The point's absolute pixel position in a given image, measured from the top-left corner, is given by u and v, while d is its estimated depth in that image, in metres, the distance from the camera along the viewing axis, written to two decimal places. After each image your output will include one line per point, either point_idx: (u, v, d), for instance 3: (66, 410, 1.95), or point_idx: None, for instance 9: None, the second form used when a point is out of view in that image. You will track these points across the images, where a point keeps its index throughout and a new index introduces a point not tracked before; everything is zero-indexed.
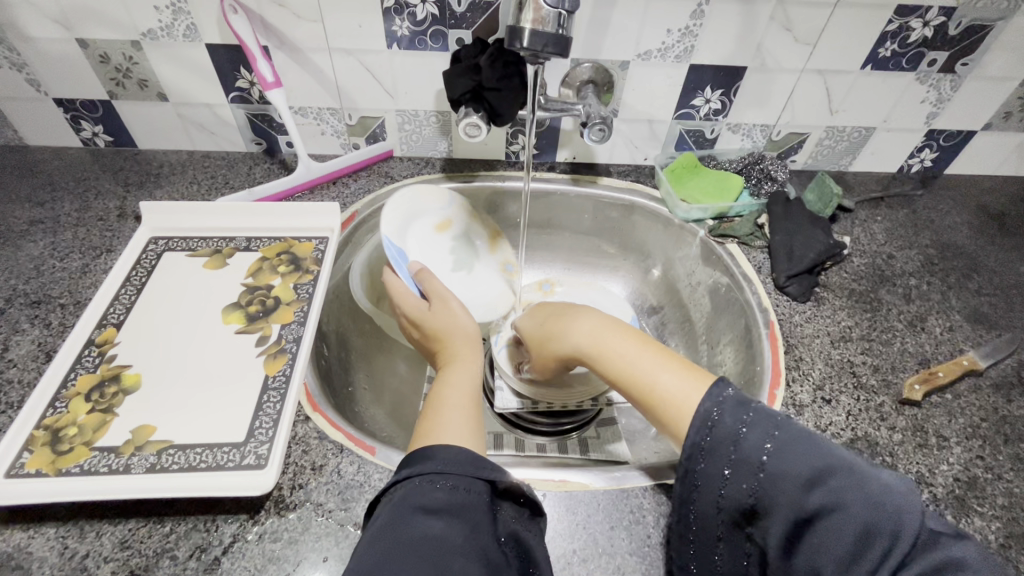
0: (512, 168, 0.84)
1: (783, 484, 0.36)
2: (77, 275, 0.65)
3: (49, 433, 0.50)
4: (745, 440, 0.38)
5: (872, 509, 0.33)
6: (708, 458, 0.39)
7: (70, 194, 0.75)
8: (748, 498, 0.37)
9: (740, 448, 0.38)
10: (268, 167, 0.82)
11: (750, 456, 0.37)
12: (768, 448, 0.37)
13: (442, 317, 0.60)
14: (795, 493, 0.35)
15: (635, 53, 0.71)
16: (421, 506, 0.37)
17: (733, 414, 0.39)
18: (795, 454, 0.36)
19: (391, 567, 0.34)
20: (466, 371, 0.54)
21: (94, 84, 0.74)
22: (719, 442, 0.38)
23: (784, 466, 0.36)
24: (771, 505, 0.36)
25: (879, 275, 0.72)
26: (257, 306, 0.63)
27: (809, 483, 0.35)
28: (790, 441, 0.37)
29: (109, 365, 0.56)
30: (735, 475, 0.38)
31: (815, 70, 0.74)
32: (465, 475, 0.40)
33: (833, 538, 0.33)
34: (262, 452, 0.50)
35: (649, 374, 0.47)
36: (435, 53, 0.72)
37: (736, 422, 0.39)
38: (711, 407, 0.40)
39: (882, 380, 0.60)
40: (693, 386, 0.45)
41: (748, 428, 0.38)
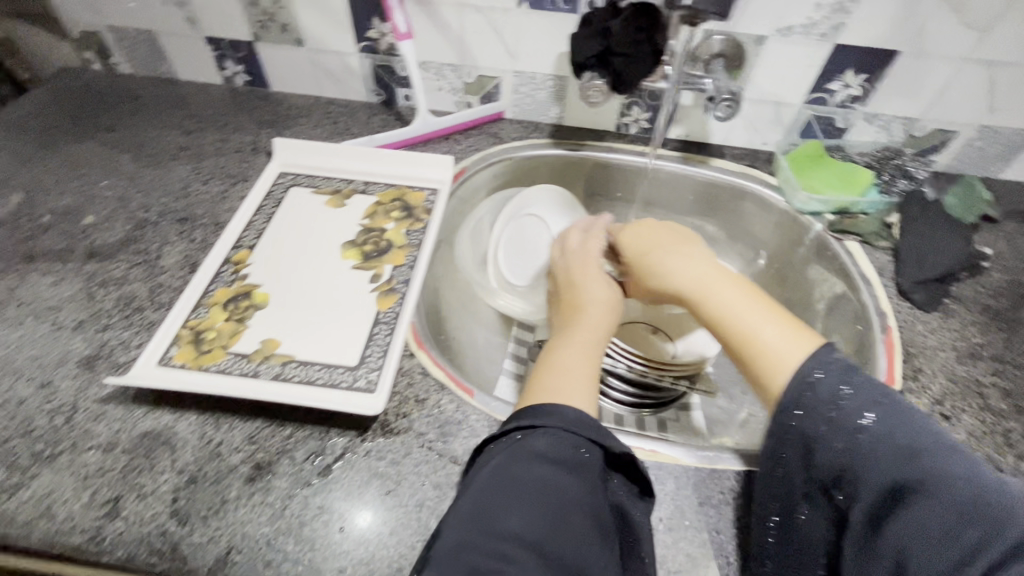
0: (622, 140, 0.83)
1: (877, 450, 0.35)
2: (217, 200, 0.71)
3: (193, 333, 0.56)
4: (843, 405, 0.38)
5: (971, 489, 0.32)
6: (807, 415, 0.39)
7: (212, 127, 0.82)
8: (839, 459, 0.37)
9: (840, 410, 0.38)
10: (386, 118, 0.86)
11: (848, 417, 0.37)
12: (870, 415, 0.37)
13: (595, 282, 0.60)
14: (889, 462, 0.35)
15: (775, 27, 0.67)
16: (541, 456, 0.41)
17: (830, 383, 0.39)
18: (897, 427, 0.36)
19: (513, 506, 0.37)
20: (595, 340, 0.54)
21: (242, 25, 0.80)
22: (817, 398, 0.39)
23: (882, 435, 0.36)
24: (862, 473, 0.35)
25: (1021, 294, 0.65)
26: (372, 246, 0.66)
27: (905, 454, 0.34)
28: (893, 417, 0.36)
29: (243, 282, 0.62)
30: (826, 434, 0.38)
31: (980, 60, 0.66)
32: (581, 436, 0.43)
33: (925, 509, 0.32)
34: (372, 378, 0.54)
35: (750, 328, 0.46)
36: (564, 15, 0.71)
37: (837, 384, 0.39)
38: (813, 366, 0.40)
39: (1014, 406, 0.55)
40: (794, 345, 0.43)
41: (851, 392, 0.38)
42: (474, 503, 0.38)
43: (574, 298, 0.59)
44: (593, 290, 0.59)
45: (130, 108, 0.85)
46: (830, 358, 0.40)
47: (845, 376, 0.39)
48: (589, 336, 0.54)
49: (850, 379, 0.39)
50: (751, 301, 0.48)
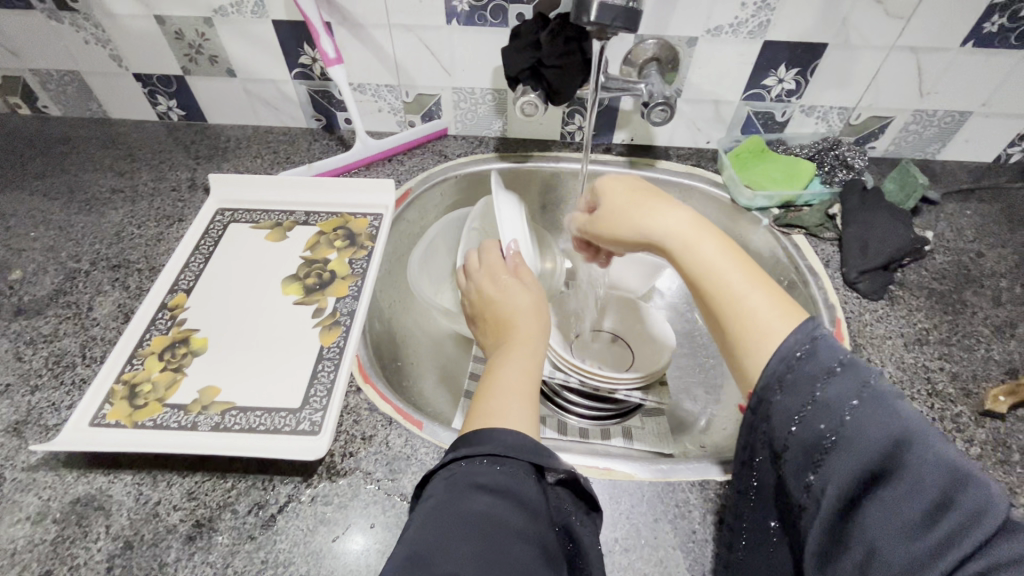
0: (567, 149, 0.82)
1: (859, 441, 0.31)
2: (153, 242, 0.69)
3: (127, 388, 0.54)
4: (825, 391, 0.33)
5: (961, 492, 0.28)
6: (780, 405, 0.35)
7: (147, 166, 0.80)
8: (815, 449, 0.33)
9: (821, 399, 0.33)
10: (327, 143, 0.84)
11: (829, 410, 0.32)
12: (853, 406, 0.32)
13: (521, 294, 0.58)
14: (870, 463, 0.30)
15: (704, 28, 0.67)
16: (482, 485, 0.38)
17: (808, 376, 0.34)
18: (881, 414, 0.31)
19: (454, 543, 0.34)
20: (533, 352, 0.53)
21: (169, 60, 0.78)
22: (795, 393, 0.34)
23: (862, 430, 0.31)
24: (835, 464, 0.32)
25: (964, 274, 0.66)
26: (315, 279, 0.65)
27: (887, 447, 0.30)
28: (877, 405, 0.31)
29: (179, 328, 0.59)
30: (801, 429, 0.34)
31: (906, 47, 0.67)
32: (518, 460, 0.40)
33: (899, 507, 0.29)
34: (316, 420, 0.52)
35: (733, 297, 0.42)
36: (495, 29, 0.70)
37: (814, 375, 0.34)
38: (794, 346, 0.36)
39: (961, 389, 0.55)
40: (781, 315, 0.39)
41: (827, 386, 0.33)
42: (412, 545, 0.35)
43: (502, 314, 0.57)
44: (520, 302, 0.57)
45: (60, 152, 0.82)
46: (810, 330, 0.36)
47: (828, 363, 0.34)
48: (524, 351, 0.53)
49: (838, 350, 0.34)
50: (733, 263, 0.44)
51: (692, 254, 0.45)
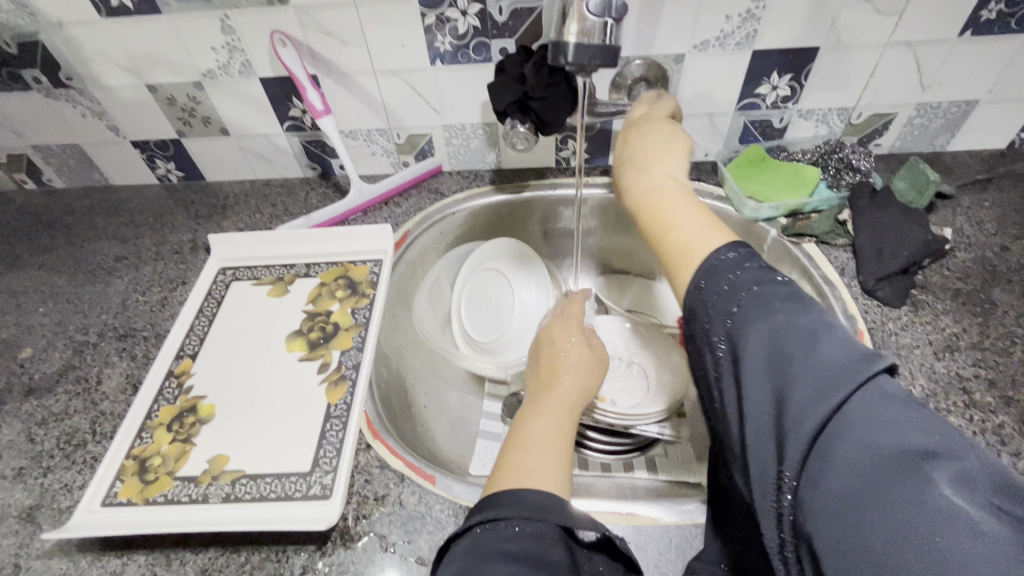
0: (563, 175, 0.81)
1: (754, 329, 0.36)
2: (157, 308, 0.69)
3: (137, 463, 0.54)
4: (724, 294, 0.39)
5: (824, 357, 0.32)
6: (692, 327, 0.40)
7: (149, 230, 0.81)
8: (718, 347, 0.38)
9: (723, 299, 0.39)
10: (325, 191, 0.84)
11: (727, 310, 0.38)
12: (745, 301, 0.38)
13: (573, 345, 0.59)
14: (761, 367, 0.34)
15: (690, 44, 0.66)
16: (509, 551, 0.36)
17: (724, 271, 0.40)
18: (770, 307, 0.36)
19: None
20: (571, 411, 0.52)
21: (164, 125, 0.79)
22: (704, 301, 0.40)
23: (753, 319, 0.36)
24: (740, 353, 0.36)
25: (990, 271, 0.63)
26: (318, 333, 0.64)
27: (776, 334, 0.35)
28: (767, 297, 0.37)
29: (187, 396, 0.59)
30: (708, 344, 0.39)
31: (901, 42, 0.65)
32: (543, 522, 0.39)
33: (786, 376, 0.33)
34: (327, 483, 0.51)
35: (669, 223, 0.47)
36: (479, 65, 0.70)
37: (720, 283, 0.40)
38: (710, 267, 0.41)
39: (1001, 397, 0.52)
40: (710, 237, 0.44)
41: (729, 292, 0.39)
42: None
43: (547, 358, 0.59)
44: (570, 352, 0.58)
45: (66, 224, 0.83)
46: (723, 257, 0.41)
47: (728, 276, 0.40)
48: (555, 401, 0.52)
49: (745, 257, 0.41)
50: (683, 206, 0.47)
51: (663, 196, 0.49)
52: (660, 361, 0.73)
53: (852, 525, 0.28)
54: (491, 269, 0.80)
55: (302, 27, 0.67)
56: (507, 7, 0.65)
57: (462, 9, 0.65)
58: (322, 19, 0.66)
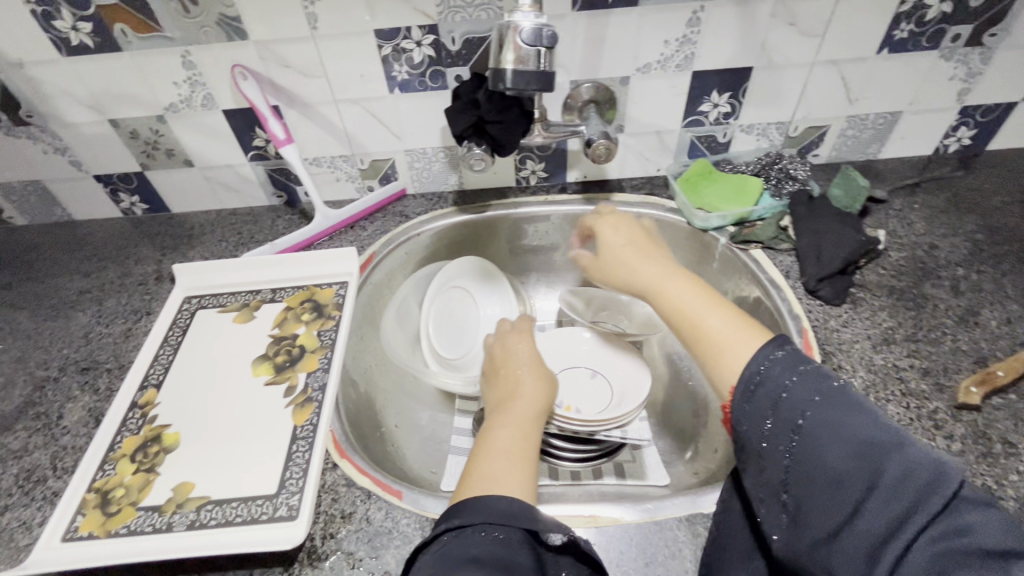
0: (524, 194, 0.84)
1: (829, 439, 0.35)
2: (121, 340, 0.69)
3: (99, 496, 0.53)
4: (790, 390, 0.38)
5: (908, 475, 0.32)
6: (749, 421, 0.39)
7: (113, 263, 0.81)
8: (779, 452, 0.37)
9: (787, 398, 0.38)
10: (290, 218, 0.85)
11: (790, 411, 0.37)
12: (816, 404, 0.37)
13: (530, 359, 0.62)
14: (838, 462, 0.34)
15: (634, 67, 0.71)
16: (476, 558, 0.38)
17: (780, 377, 0.39)
18: (842, 412, 0.36)
19: None
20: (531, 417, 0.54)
21: (127, 159, 0.80)
22: (760, 404, 0.39)
23: (829, 429, 0.36)
24: (813, 463, 0.35)
25: (922, 268, 0.67)
26: (285, 356, 0.65)
27: (859, 447, 0.34)
28: (837, 401, 0.37)
29: (150, 426, 0.58)
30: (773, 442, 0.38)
31: (826, 61, 0.71)
32: (507, 526, 0.40)
33: (875, 494, 0.33)
34: (293, 504, 0.51)
35: (698, 320, 0.49)
36: (436, 93, 0.73)
37: (781, 379, 0.39)
38: (761, 360, 0.41)
39: (934, 385, 0.56)
40: (745, 334, 0.46)
41: (796, 384, 0.38)
42: None
43: (506, 372, 0.61)
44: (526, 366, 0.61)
45: (27, 260, 0.83)
46: (771, 355, 0.41)
47: (794, 364, 0.40)
48: (523, 411, 0.55)
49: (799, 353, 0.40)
50: (686, 291, 0.52)
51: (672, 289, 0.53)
52: (620, 370, 0.75)
53: None
54: (457, 287, 0.82)
55: (262, 60, 0.69)
56: (459, 38, 0.68)
57: (417, 40, 0.68)
58: (283, 54, 0.69)
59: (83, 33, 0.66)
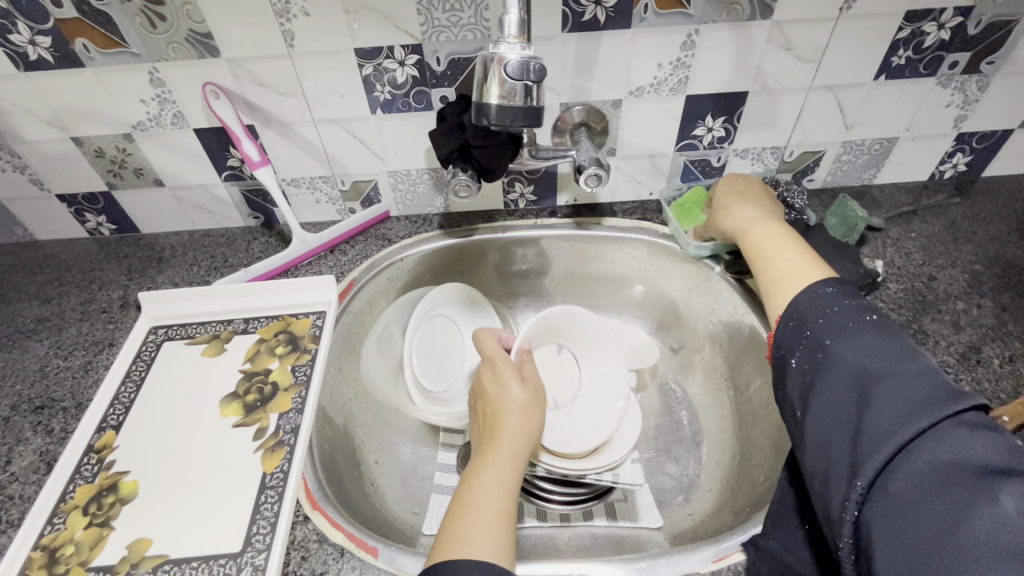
0: (512, 217, 0.81)
1: (845, 364, 0.40)
2: (80, 374, 0.64)
3: (46, 555, 0.48)
4: (830, 316, 0.43)
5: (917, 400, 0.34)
6: (794, 355, 0.44)
7: (77, 288, 0.76)
8: (818, 371, 0.41)
9: (827, 318, 0.43)
10: (267, 240, 0.82)
11: (824, 325, 0.43)
12: (849, 321, 0.42)
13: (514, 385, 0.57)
14: (846, 385, 0.39)
15: (627, 90, 0.68)
16: None
17: (828, 301, 0.44)
18: (866, 340, 0.40)
19: None
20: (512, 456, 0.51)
21: (93, 178, 0.76)
22: (799, 327, 0.45)
23: (840, 345, 0.41)
24: (818, 375, 0.41)
25: (920, 301, 0.65)
26: (256, 395, 0.61)
27: (864, 371, 0.38)
28: (856, 324, 0.42)
29: (106, 473, 0.54)
30: (797, 360, 0.44)
31: (823, 86, 0.69)
32: None
33: (884, 408, 0.35)
34: (259, 564, 0.47)
35: (767, 257, 0.54)
36: (421, 114, 0.70)
37: (825, 308, 0.44)
38: (807, 297, 0.46)
39: None
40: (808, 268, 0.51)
41: (829, 316, 0.43)
42: None
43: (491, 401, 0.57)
44: (513, 393, 0.56)
45: None
46: (822, 291, 0.46)
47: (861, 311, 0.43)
48: (504, 457, 0.50)
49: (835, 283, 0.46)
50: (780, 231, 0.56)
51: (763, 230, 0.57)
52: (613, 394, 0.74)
53: (911, 518, 0.31)
54: (441, 314, 0.79)
55: (235, 78, 0.66)
56: (444, 58, 0.65)
57: (400, 60, 0.65)
58: (258, 72, 0.65)
59: (41, 47, 0.62)
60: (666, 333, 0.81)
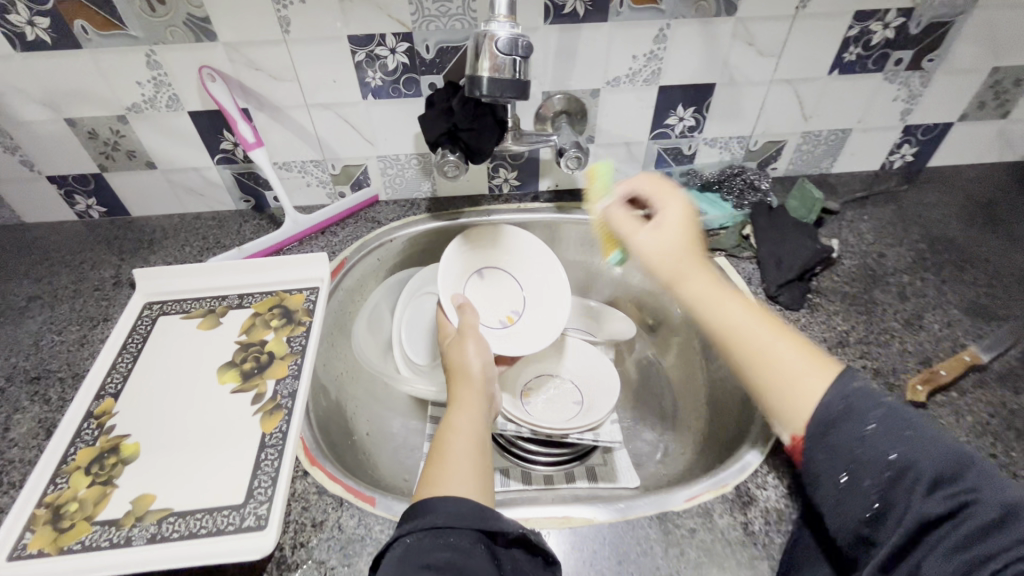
0: (496, 202, 0.85)
1: (908, 477, 0.35)
2: (75, 347, 0.66)
3: (50, 511, 0.50)
4: (873, 426, 0.38)
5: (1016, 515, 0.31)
6: (831, 464, 0.39)
7: (67, 268, 0.77)
8: (867, 481, 0.37)
9: (873, 431, 0.37)
10: (258, 223, 0.84)
11: (867, 434, 0.38)
12: (901, 429, 0.37)
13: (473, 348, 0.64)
14: (920, 498, 0.34)
15: (604, 80, 0.73)
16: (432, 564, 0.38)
17: (864, 402, 0.39)
18: (924, 448, 0.36)
19: None
20: (478, 418, 0.56)
21: (84, 160, 0.77)
22: (838, 439, 0.38)
23: (893, 453, 0.36)
24: (875, 487, 0.36)
25: (871, 275, 0.71)
26: (252, 363, 0.63)
27: (931, 479, 0.34)
28: (903, 428, 0.37)
29: (107, 437, 0.56)
30: (843, 474, 0.38)
31: (783, 80, 0.75)
32: (465, 527, 0.41)
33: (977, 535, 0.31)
34: (261, 513, 0.50)
35: (761, 347, 0.44)
36: (410, 100, 0.74)
37: (860, 415, 0.38)
38: (837, 400, 0.39)
39: (884, 383, 0.59)
40: (810, 369, 0.42)
41: (872, 422, 0.38)
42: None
43: (454, 364, 0.64)
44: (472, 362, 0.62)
45: None
46: (851, 387, 0.40)
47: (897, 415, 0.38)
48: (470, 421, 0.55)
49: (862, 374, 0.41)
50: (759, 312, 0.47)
51: (721, 308, 0.47)
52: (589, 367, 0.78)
53: None
54: (428, 293, 0.82)
55: (231, 62, 0.68)
56: (433, 46, 0.69)
57: (391, 47, 0.68)
58: (253, 57, 0.68)
59: (40, 28, 0.63)
60: (642, 311, 0.86)
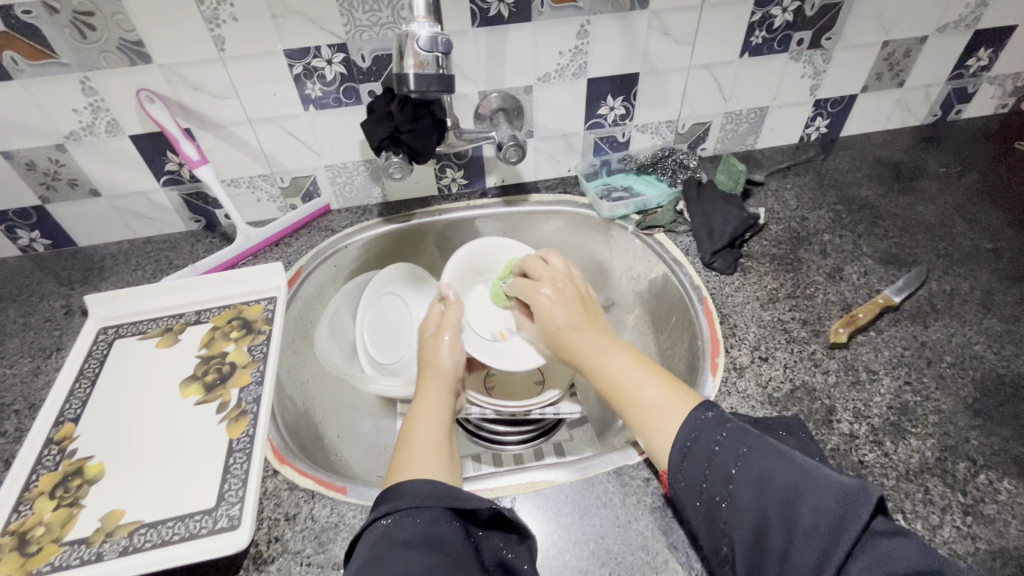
0: (447, 201, 0.88)
1: (754, 492, 0.40)
2: (29, 378, 0.65)
3: (15, 538, 0.50)
4: (719, 448, 0.44)
5: (830, 511, 0.37)
6: (693, 488, 0.44)
7: (14, 303, 0.76)
8: (728, 501, 0.42)
9: (715, 457, 0.43)
10: (211, 242, 0.85)
11: (718, 459, 0.43)
12: (740, 450, 0.43)
13: (448, 343, 0.65)
14: (762, 510, 0.39)
15: (535, 76, 0.77)
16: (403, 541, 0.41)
17: (710, 433, 0.45)
18: (761, 461, 0.41)
19: None
20: (444, 409, 0.59)
21: (24, 193, 0.76)
22: (694, 463, 0.44)
23: (742, 472, 0.42)
24: (734, 509, 0.41)
25: (796, 237, 0.77)
26: (214, 374, 0.64)
27: (767, 489, 0.40)
28: (746, 447, 0.43)
29: (70, 460, 0.56)
30: (708, 496, 0.43)
31: (700, 65, 0.81)
32: (433, 507, 0.43)
33: (805, 543, 0.37)
34: (234, 514, 0.51)
35: (635, 393, 0.52)
36: (351, 108, 0.76)
37: (710, 440, 0.45)
38: (692, 431, 0.46)
39: (811, 331, 0.65)
40: (673, 401, 0.50)
41: (720, 447, 0.44)
42: None
43: (428, 357, 0.65)
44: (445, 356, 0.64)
45: None
46: (700, 418, 0.47)
47: (736, 442, 0.44)
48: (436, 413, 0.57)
49: (713, 406, 0.48)
50: (640, 361, 0.55)
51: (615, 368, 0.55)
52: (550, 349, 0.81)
53: None
54: (389, 293, 0.84)
55: (168, 83, 0.69)
56: (368, 55, 0.72)
57: (327, 58, 0.71)
58: (191, 76, 0.69)
59: None
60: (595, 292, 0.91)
